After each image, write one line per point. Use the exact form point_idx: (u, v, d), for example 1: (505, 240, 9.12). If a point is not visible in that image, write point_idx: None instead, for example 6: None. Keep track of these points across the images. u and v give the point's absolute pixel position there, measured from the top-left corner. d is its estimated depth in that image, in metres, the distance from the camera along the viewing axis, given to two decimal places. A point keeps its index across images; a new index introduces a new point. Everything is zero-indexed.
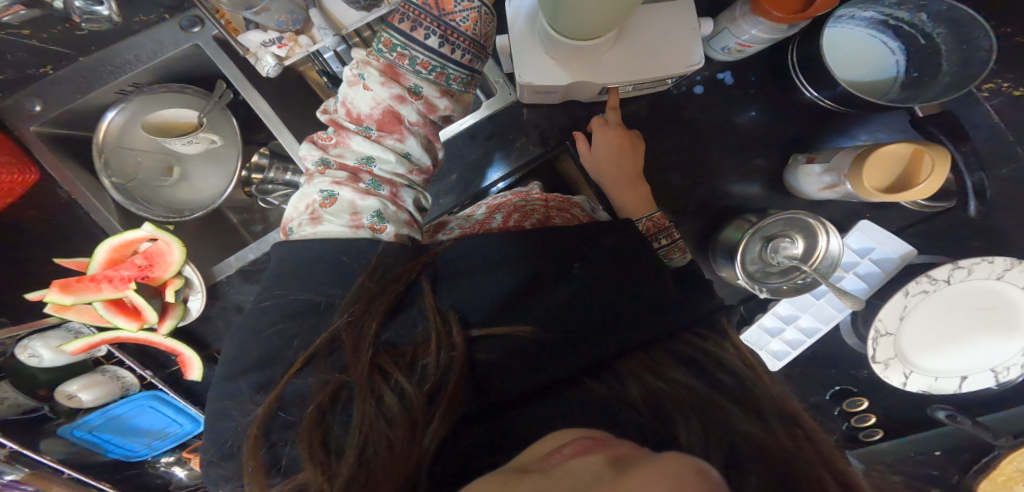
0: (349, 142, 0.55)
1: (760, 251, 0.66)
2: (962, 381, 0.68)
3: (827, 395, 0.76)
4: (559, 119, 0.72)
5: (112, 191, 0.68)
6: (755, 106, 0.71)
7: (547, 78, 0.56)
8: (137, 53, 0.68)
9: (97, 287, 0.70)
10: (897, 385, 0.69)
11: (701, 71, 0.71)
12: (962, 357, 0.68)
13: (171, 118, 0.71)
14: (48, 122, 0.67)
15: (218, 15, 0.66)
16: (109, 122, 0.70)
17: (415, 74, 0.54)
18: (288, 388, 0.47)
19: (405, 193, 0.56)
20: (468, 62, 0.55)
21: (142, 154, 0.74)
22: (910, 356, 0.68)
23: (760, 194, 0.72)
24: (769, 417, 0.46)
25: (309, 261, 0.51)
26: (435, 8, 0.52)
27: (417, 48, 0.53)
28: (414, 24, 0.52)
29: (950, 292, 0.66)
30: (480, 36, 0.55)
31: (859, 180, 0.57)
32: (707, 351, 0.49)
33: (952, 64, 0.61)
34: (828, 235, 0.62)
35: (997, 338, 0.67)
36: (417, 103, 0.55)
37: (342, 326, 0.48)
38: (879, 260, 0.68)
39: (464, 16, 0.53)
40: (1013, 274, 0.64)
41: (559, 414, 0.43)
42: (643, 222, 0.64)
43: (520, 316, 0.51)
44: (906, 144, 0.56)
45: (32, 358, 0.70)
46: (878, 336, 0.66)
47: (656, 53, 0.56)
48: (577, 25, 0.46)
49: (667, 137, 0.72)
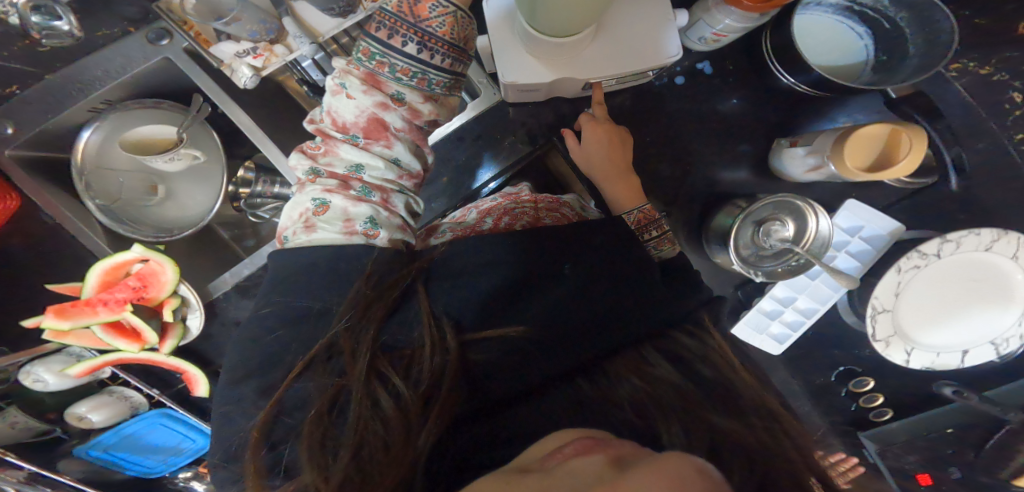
0: (337, 151, 0.54)
1: (750, 236, 0.66)
2: (964, 356, 0.68)
3: (831, 376, 0.77)
4: (545, 115, 0.72)
5: (97, 212, 0.67)
6: (736, 94, 0.71)
7: (531, 77, 0.55)
8: (105, 68, 0.67)
9: (92, 311, 0.69)
10: (900, 363, 0.69)
11: (680, 62, 0.71)
12: (959, 330, 0.68)
13: (147, 135, 0.70)
14: (23, 144, 0.65)
15: (186, 26, 0.65)
16: (85, 142, 0.69)
17: (397, 81, 0.54)
18: (287, 393, 0.47)
19: (396, 199, 0.56)
20: (449, 66, 0.54)
21: (123, 175, 0.73)
22: (910, 333, 0.69)
23: (748, 180, 0.72)
24: (748, 414, 0.47)
25: (303, 269, 0.50)
26: (410, 15, 0.51)
27: (396, 55, 0.52)
28: (390, 31, 0.52)
29: (941, 267, 0.66)
30: (458, 39, 0.54)
31: (839, 158, 0.57)
32: (698, 346, 0.50)
33: (918, 47, 0.61)
34: (817, 217, 0.62)
35: (992, 309, 0.68)
36: (401, 110, 0.54)
37: (340, 332, 0.48)
38: (868, 238, 0.68)
39: (439, 20, 0.52)
40: (1000, 245, 0.65)
41: (556, 415, 0.43)
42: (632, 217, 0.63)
43: (514, 317, 0.50)
44: (883, 124, 0.57)
45: (37, 382, 0.71)
46: (877, 313, 0.66)
47: (639, 47, 0.55)
48: (559, 22, 0.45)
49: (653, 129, 0.72)
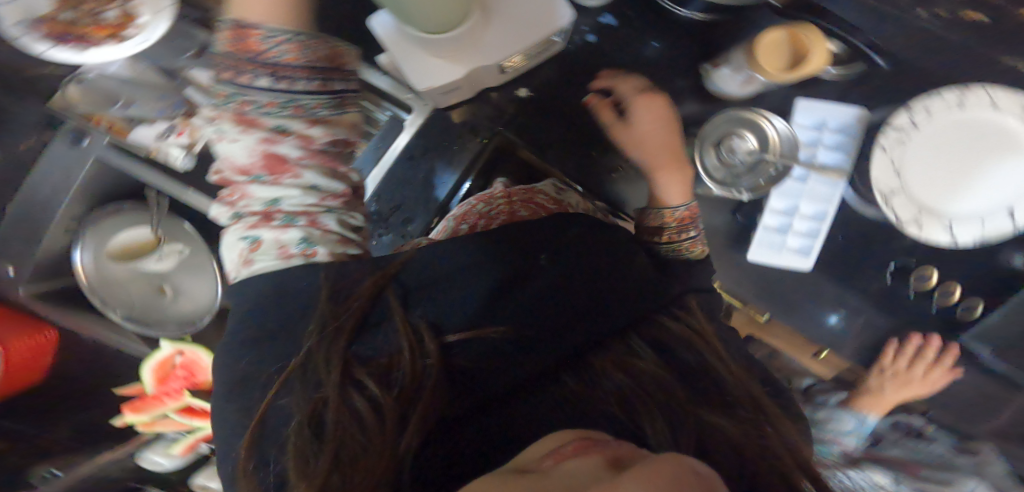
0: (249, 191, 0.47)
1: (716, 159, 0.66)
2: (1021, 213, 0.59)
3: (886, 278, 0.73)
4: (480, 110, 0.71)
5: (124, 322, 0.76)
6: (653, 36, 0.69)
7: (438, 77, 0.53)
8: (52, 185, 0.71)
9: (161, 402, 0.84)
10: (947, 243, 0.62)
11: (584, 21, 0.69)
12: (994, 190, 0.60)
13: (129, 241, 0.77)
14: (30, 279, 0.71)
15: (94, 120, 0.69)
16: (81, 264, 0.73)
17: (270, 115, 0.45)
18: (269, 413, 0.44)
19: (326, 218, 0.49)
20: (322, 88, 0.46)
21: (129, 285, 0.78)
22: (941, 210, 0.62)
23: (697, 112, 0.70)
24: (735, 404, 0.47)
25: (248, 302, 0.46)
26: (246, 52, 0.44)
27: (254, 90, 0.44)
28: (236, 70, 0.44)
29: (926, 136, 0.61)
30: (329, 57, 0.46)
31: (756, 64, 0.54)
32: (682, 331, 0.51)
33: None
34: (770, 120, 0.63)
35: (1018, 158, 0.59)
36: (291, 139, 0.46)
37: (311, 346, 0.45)
38: (838, 128, 0.65)
39: (279, 49, 0.44)
40: (974, 98, 0.59)
41: (548, 414, 0.42)
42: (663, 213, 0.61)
43: (498, 314, 0.48)
44: (781, 27, 0.55)
45: (156, 464, 0.87)
46: (886, 196, 0.62)
47: (532, 11, 0.52)
48: (427, 14, 0.43)
49: (587, 91, 0.70)
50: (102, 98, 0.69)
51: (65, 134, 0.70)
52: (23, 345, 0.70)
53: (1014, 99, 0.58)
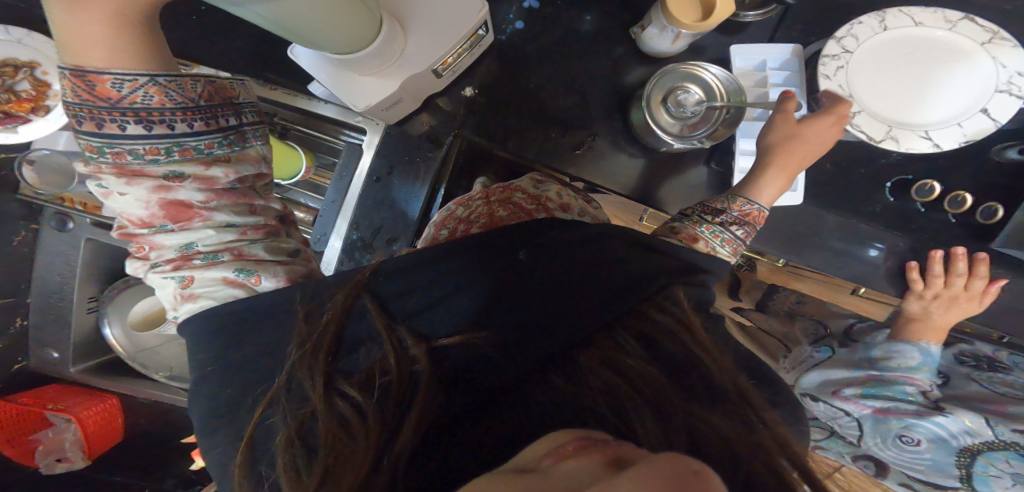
0: (156, 241, 0.43)
1: (668, 116, 0.64)
2: (988, 113, 0.58)
3: (890, 197, 0.70)
4: (430, 118, 0.71)
5: (172, 382, 0.86)
6: (584, 7, 0.68)
7: (373, 93, 0.54)
8: (58, 272, 0.76)
9: None
10: (929, 150, 0.59)
11: (510, 9, 0.68)
12: (949, 99, 0.59)
13: (145, 311, 0.83)
14: (74, 357, 0.79)
15: (67, 202, 0.73)
16: (113, 337, 0.80)
17: (155, 162, 0.41)
18: (256, 433, 0.44)
19: (250, 248, 0.46)
20: (207, 126, 0.43)
21: (159, 347, 0.86)
22: (909, 121, 0.60)
23: (645, 74, 0.68)
24: (720, 392, 0.44)
25: (197, 344, 0.45)
26: (98, 100, 0.40)
27: (125, 140, 0.40)
28: (96, 121, 0.40)
29: (866, 57, 0.60)
30: (210, 93, 0.44)
31: (673, 18, 0.55)
32: (670, 321, 0.48)
33: None
34: (707, 69, 0.62)
35: (961, 66, 0.59)
36: (188, 183, 0.43)
37: (296, 361, 0.45)
38: (782, 65, 0.64)
39: (141, 92, 0.40)
40: (893, 20, 0.60)
41: (540, 413, 0.41)
42: (738, 203, 0.58)
43: (483, 311, 0.48)
44: None
45: None
46: (852, 119, 0.59)
47: (452, 13, 0.52)
48: (337, 39, 0.44)
49: (532, 75, 0.69)
50: (60, 177, 0.70)
51: (48, 221, 0.74)
52: (94, 410, 0.76)
53: (933, 15, 0.60)
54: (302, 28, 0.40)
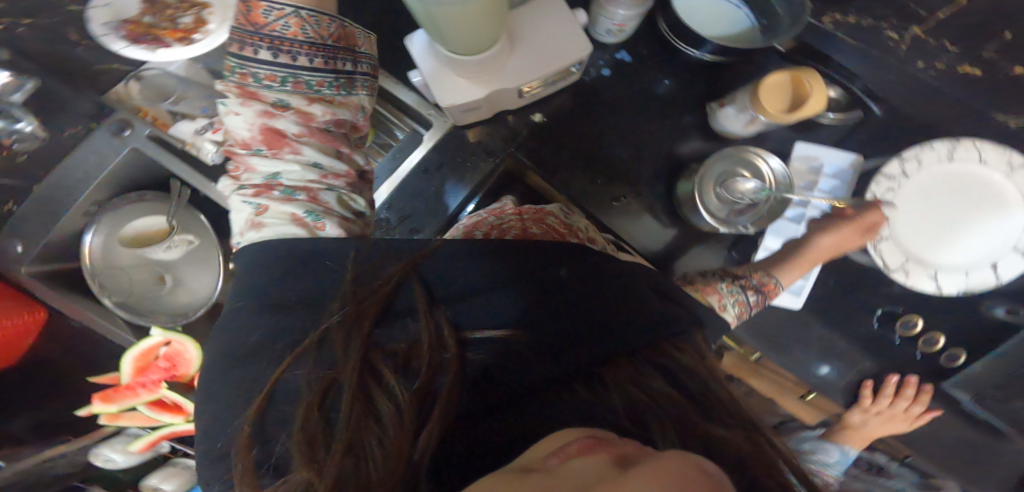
0: (251, 165, 0.51)
1: (716, 199, 0.71)
2: (996, 269, 0.67)
3: (875, 323, 0.79)
4: (497, 130, 0.76)
5: (116, 310, 0.80)
6: (664, 74, 0.76)
7: (464, 95, 0.58)
8: (83, 171, 0.75)
9: (134, 393, 0.84)
10: (930, 290, 0.70)
11: (602, 56, 0.76)
12: (974, 243, 0.69)
13: (143, 227, 0.82)
14: (33, 261, 0.75)
15: (142, 114, 0.76)
16: (90, 246, 0.78)
17: (270, 89, 0.49)
18: (279, 384, 0.46)
19: (326, 195, 0.52)
20: (325, 65, 0.50)
21: (132, 271, 0.83)
22: (927, 257, 0.71)
23: (701, 148, 0.76)
24: (732, 423, 0.46)
25: (246, 268, 0.49)
26: (249, 24, 0.48)
27: (255, 64, 0.48)
28: (241, 44, 0.48)
29: (919, 184, 0.71)
30: (339, 36, 0.52)
31: (762, 103, 0.62)
32: (687, 361, 0.52)
33: (782, 5, 0.64)
34: (765, 161, 0.70)
35: (994, 216, 0.69)
36: (290, 115, 0.50)
37: (331, 325, 0.47)
38: (835, 174, 0.74)
39: (283, 22, 0.48)
40: (961, 153, 0.69)
41: (559, 416, 0.43)
42: (756, 277, 0.68)
43: (516, 317, 0.51)
44: (783, 73, 0.64)
45: (107, 462, 0.86)
46: (876, 243, 0.71)
47: (553, 47, 0.57)
48: (466, 41, 0.49)
49: (601, 120, 0.76)
50: (160, 94, 0.78)
51: (109, 124, 0.75)
52: (13, 320, 0.73)
53: (999, 155, 0.67)
54: (445, 25, 0.45)
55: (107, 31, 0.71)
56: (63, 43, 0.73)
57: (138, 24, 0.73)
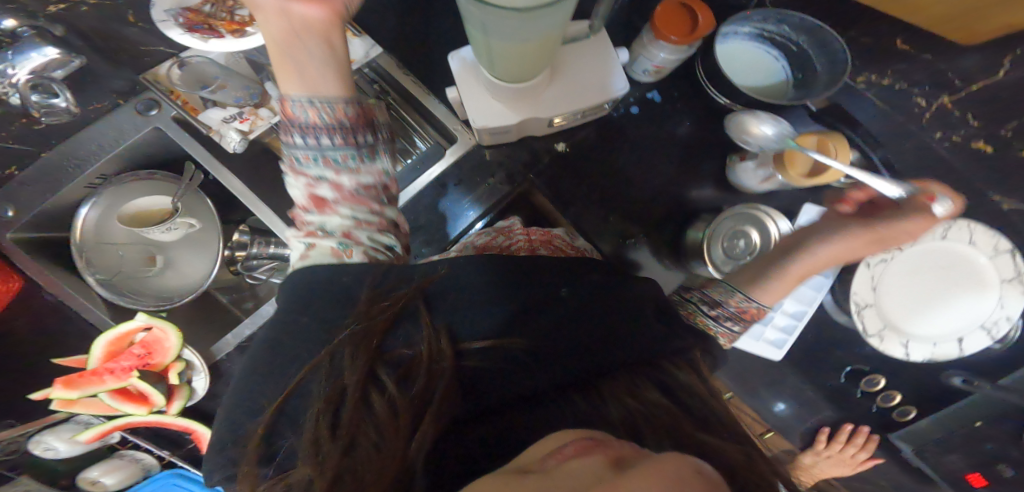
0: (304, 226, 0.55)
1: (722, 251, 0.73)
2: (960, 344, 0.70)
3: (842, 378, 0.78)
4: (519, 154, 0.77)
5: (96, 287, 0.77)
6: (688, 117, 0.78)
7: (496, 120, 0.60)
8: (98, 143, 0.77)
9: (100, 379, 0.79)
10: (900, 356, 0.71)
11: (633, 93, 0.78)
12: (948, 317, 0.72)
13: (146, 206, 0.82)
14: (23, 226, 0.75)
15: (173, 95, 0.77)
16: (84, 218, 0.78)
17: (308, 165, 0.52)
18: (299, 388, 0.50)
19: (367, 242, 0.55)
20: (346, 142, 0.52)
21: (122, 249, 0.84)
22: (900, 325, 0.72)
23: (712, 196, 0.78)
24: (725, 437, 0.51)
25: (288, 293, 0.53)
26: (286, 121, 0.53)
27: (294, 148, 0.52)
28: (285, 134, 0.53)
29: (907, 257, 0.74)
30: (355, 114, 0.54)
31: (786, 168, 0.68)
32: (685, 379, 0.55)
33: (823, 65, 0.72)
34: (775, 223, 0.74)
35: (970, 292, 0.72)
36: (326, 184, 0.53)
37: (344, 339, 0.51)
38: None
39: (309, 116, 0.52)
40: (954, 233, 0.73)
41: (552, 423, 0.48)
42: (738, 296, 0.64)
43: (514, 332, 0.55)
44: (812, 135, 0.69)
45: (47, 450, 0.80)
46: (860, 308, 0.72)
47: (588, 85, 0.60)
48: (509, 71, 0.51)
49: (620, 156, 0.78)
50: (196, 81, 0.78)
51: (137, 102, 0.78)
52: None
53: (987, 238, 0.72)
54: (495, 52, 0.47)
55: (167, 17, 0.70)
56: (117, 23, 0.73)
57: (196, 13, 0.72)
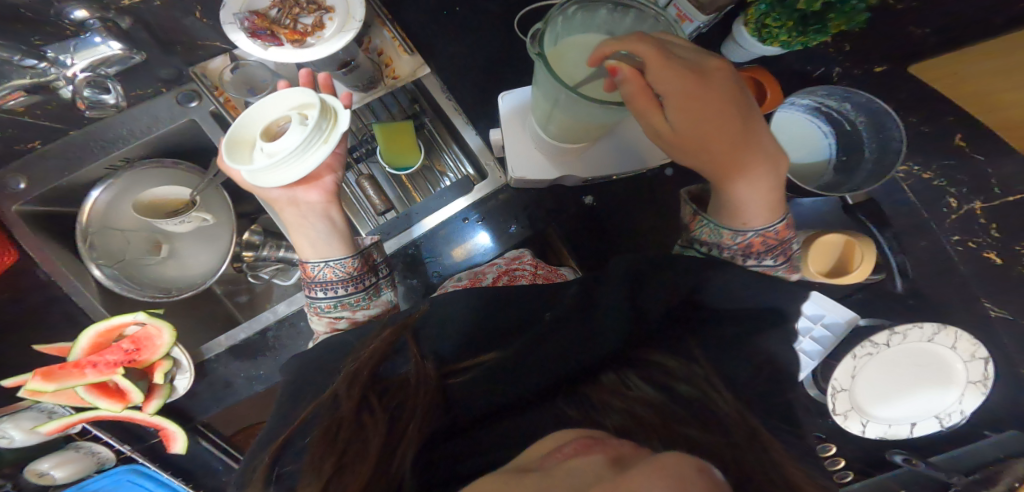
0: None
1: None
2: (913, 427, 0.79)
3: None
4: (545, 197, 0.77)
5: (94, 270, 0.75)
6: None
7: (534, 172, 0.70)
8: (131, 128, 0.77)
9: (81, 373, 0.75)
10: (857, 432, 0.80)
11: None
12: (908, 405, 0.80)
13: (161, 195, 0.80)
14: (30, 199, 0.74)
15: (217, 92, 0.79)
16: (94, 200, 0.77)
17: (329, 309, 0.65)
18: (307, 419, 0.51)
19: None
20: (356, 288, 0.65)
21: (131, 234, 0.83)
22: (865, 407, 0.80)
23: None
24: (728, 425, 0.48)
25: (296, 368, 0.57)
26: (308, 279, 0.66)
27: (317, 299, 0.65)
28: (309, 289, 0.66)
29: (891, 353, 0.78)
30: (361, 264, 0.66)
31: (807, 264, 0.73)
32: (683, 369, 0.52)
33: (873, 150, 0.72)
34: None
35: (935, 387, 0.78)
36: (345, 320, 0.65)
37: (341, 384, 0.51)
38: (829, 324, 0.77)
39: (325, 273, 0.65)
40: (941, 336, 0.76)
41: (538, 430, 0.49)
42: (726, 234, 0.61)
43: (494, 346, 0.56)
44: (841, 235, 0.73)
45: (2, 439, 0.75)
46: (835, 391, 0.78)
47: (628, 153, 0.70)
48: (562, 131, 0.60)
49: (642, 214, 0.79)
50: (250, 84, 0.80)
51: (178, 92, 0.78)
52: None
53: (968, 345, 0.76)
54: (559, 119, 0.57)
55: (234, 20, 0.71)
56: (177, 13, 0.70)
57: (263, 18, 0.73)
